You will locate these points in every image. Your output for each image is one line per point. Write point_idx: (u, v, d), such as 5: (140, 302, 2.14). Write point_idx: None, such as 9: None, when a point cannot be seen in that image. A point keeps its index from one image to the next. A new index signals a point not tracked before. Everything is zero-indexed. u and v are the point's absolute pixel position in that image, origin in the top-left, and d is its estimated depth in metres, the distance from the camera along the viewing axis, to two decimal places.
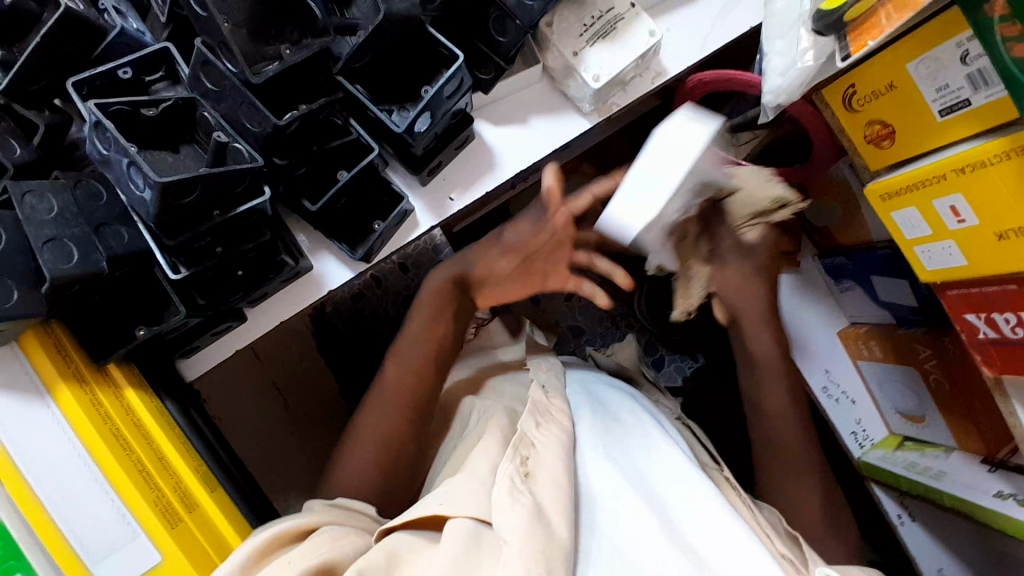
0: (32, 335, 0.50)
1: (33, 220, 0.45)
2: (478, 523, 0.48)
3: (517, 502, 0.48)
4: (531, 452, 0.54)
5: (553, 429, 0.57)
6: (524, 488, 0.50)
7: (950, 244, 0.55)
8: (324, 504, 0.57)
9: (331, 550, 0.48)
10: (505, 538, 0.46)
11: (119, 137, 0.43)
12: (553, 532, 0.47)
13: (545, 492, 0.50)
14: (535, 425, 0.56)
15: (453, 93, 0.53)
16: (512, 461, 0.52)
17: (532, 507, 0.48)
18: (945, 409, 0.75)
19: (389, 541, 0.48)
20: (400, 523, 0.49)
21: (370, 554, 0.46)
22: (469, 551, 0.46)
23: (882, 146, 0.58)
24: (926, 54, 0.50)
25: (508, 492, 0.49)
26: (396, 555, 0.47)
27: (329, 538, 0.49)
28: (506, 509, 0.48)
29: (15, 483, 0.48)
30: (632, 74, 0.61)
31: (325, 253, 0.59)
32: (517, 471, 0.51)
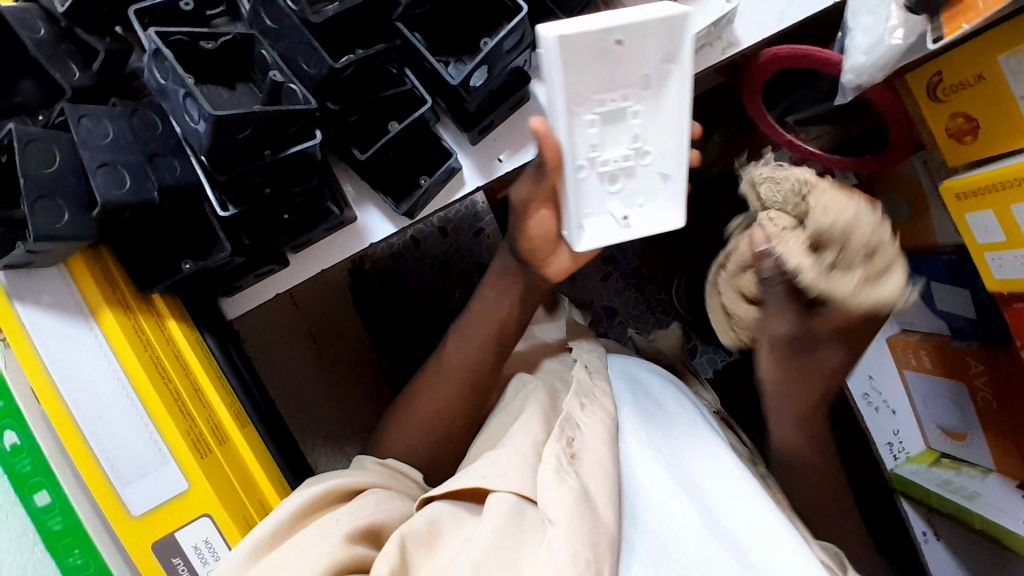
0: (80, 260, 0.51)
1: (89, 144, 0.46)
2: (522, 499, 0.48)
3: (565, 484, 0.48)
4: (577, 433, 0.54)
5: (598, 410, 0.57)
6: (571, 470, 0.50)
7: (1022, 253, 0.51)
8: (375, 464, 0.60)
9: (376, 512, 0.50)
10: (550, 518, 0.46)
11: (178, 68, 0.43)
12: (600, 518, 0.47)
13: (591, 474, 0.50)
14: (580, 407, 0.56)
15: (513, 48, 0.51)
16: (559, 440, 0.52)
17: (578, 489, 0.48)
18: (988, 431, 0.71)
19: (432, 509, 0.49)
20: (441, 493, 0.51)
21: (413, 520, 0.48)
22: (511, 525, 0.46)
23: (963, 142, 0.54)
24: (1021, 47, 0.46)
25: (555, 473, 0.49)
26: (439, 525, 0.48)
27: (374, 501, 0.51)
28: (554, 489, 0.48)
29: (54, 403, 0.50)
30: (702, 43, 0.58)
31: (370, 204, 0.59)
32: (563, 451, 0.51)
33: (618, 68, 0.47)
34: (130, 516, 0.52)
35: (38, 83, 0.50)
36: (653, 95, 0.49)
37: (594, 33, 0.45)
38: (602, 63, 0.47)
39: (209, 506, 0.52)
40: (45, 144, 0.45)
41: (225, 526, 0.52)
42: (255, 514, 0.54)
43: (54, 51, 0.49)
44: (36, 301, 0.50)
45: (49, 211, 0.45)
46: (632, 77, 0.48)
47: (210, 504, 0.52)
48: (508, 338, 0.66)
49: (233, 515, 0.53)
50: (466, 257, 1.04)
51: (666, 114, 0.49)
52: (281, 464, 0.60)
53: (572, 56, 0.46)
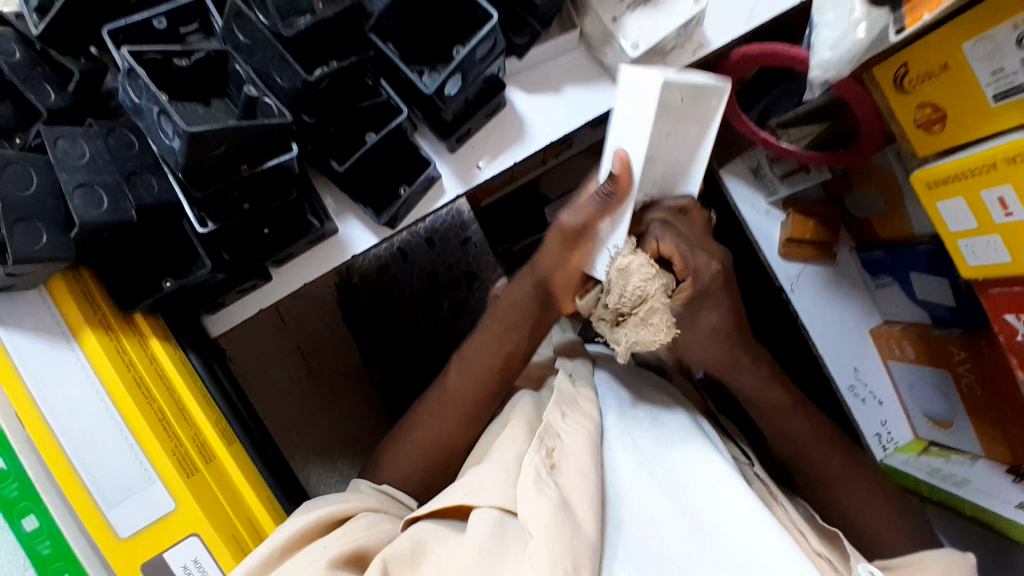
0: (60, 281, 0.51)
1: (65, 165, 0.46)
2: (504, 513, 0.49)
3: (543, 494, 0.48)
4: (558, 442, 0.54)
5: (580, 418, 0.57)
6: (550, 481, 0.50)
7: (995, 239, 0.52)
8: (370, 487, 0.60)
9: (367, 536, 0.50)
10: (531, 530, 0.46)
11: (150, 85, 0.43)
12: (581, 528, 0.47)
13: (571, 485, 0.50)
14: (560, 416, 0.57)
15: (485, 56, 0.52)
16: (538, 453, 0.52)
17: (558, 500, 0.48)
18: (974, 417, 0.72)
19: (417, 530, 0.50)
20: (427, 512, 0.51)
21: (396, 541, 0.48)
22: (492, 542, 0.46)
23: (932, 131, 0.54)
24: (981, 34, 0.47)
25: (534, 483, 0.49)
26: (424, 545, 0.48)
27: (364, 524, 0.51)
28: (532, 501, 0.48)
29: (38, 426, 0.50)
30: (673, 44, 0.58)
31: (351, 216, 0.59)
32: (543, 462, 0.51)
33: (675, 126, 0.52)
34: (117, 537, 0.51)
35: (14, 105, 0.50)
36: (683, 153, 0.55)
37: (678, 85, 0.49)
38: (670, 118, 0.51)
39: (197, 524, 0.51)
40: (21, 166, 0.45)
41: (213, 545, 0.52)
42: (244, 531, 0.54)
43: (30, 73, 0.49)
44: (18, 324, 0.50)
45: (28, 233, 0.44)
46: (673, 140, 0.54)
47: (198, 522, 0.51)
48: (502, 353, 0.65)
49: (222, 533, 0.52)
50: (455, 269, 1.01)
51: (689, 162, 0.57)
52: (270, 483, 0.60)
53: (669, 96, 0.49)
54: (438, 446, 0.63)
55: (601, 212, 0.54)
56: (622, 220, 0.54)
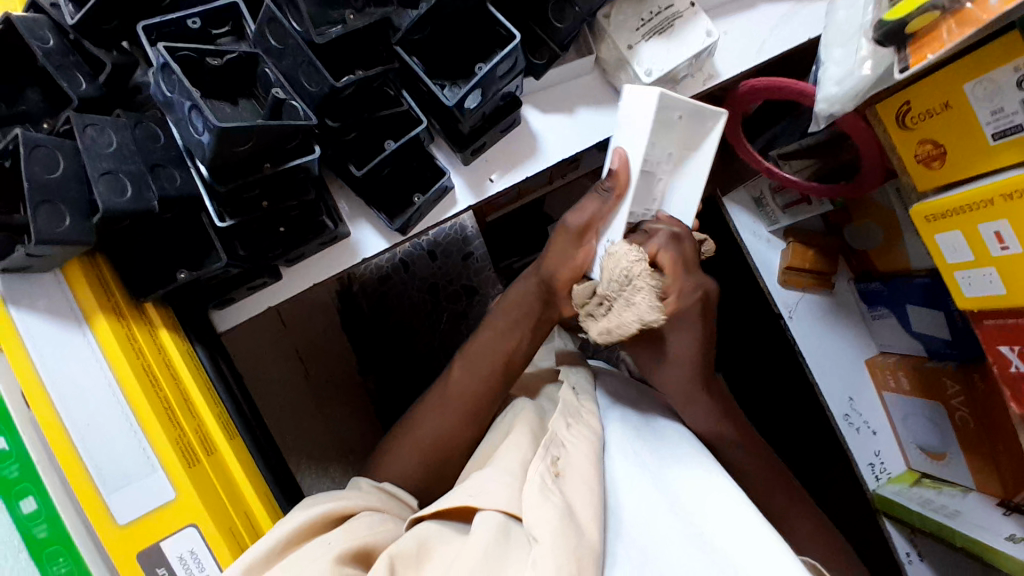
0: (76, 266, 0.51)
1: (92, 152, 0.47)
2: (508, 517, 0.49)
3: (548, 500, 0.49)
4: (562, 452, 0.54)
5: (583, 430, 0.58)
6: (555, 488, 0.50)
7: (991, 271, 0.53)
8: (371, 484, 0.60)
9: (372, 534, 0.50)
10: (535, 536, 0.46)
11: (184, 81, 0.44)
12: (585, 534, 0.48)
13: (575, 492, 0.51)
14: (564, 426, 0.58)
15: (505, 73, 0.54)
16: (544, 460, 0.52)
17: (563, 506, 0.49)
18: (968, 450, 0.74)
19: (420, 529, 0.50)
20: (431, 513, 0.51)
21: (401, 541, 0.48)
22: (497, 544, 0.47)
23: (931, 167, 0.56)
24: (981, 76, 0.49)
25: (540, 489, 0.50)
26: (428, 545, 0.48)
27: (367, 523, 0.51)
28: (538, 506, 0.48)
29: (43, 409, 0.50)
30: (684, 73, 0.61)
31: (364, 221, 0.61)
32: (548, 470, 0.52)
33: (667, 136, 0.56)
34: (115, 525, 0.51)
35: (43, 94, 0.52)
36: (677, 169, 0.60)
37: (675, 100, 0.53)
38: (664, 130, 0.55)
39: (196, 515, 0.52)
40: (49, 150, 0.46)
41: (210, 536, 0.52)
42: (240, 525, 0.54)
43: (63, 61, 0.50)
44: (31, 305, 0.50)
45: (51, 216, 0.45)
46: (667, 154, 0.58)
47: (197, 513, 0.52)
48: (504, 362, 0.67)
49: (219, 525, 0.52)
50: (455, 282, 1.03)
51: (682, 184, 0.60)
52: (266, 477, 0.60)
53: (665, 107, 0.53)
54: (436, 451, 0.64)
55: (600, 211, 0.58)
56: (619, 217, 0.58)
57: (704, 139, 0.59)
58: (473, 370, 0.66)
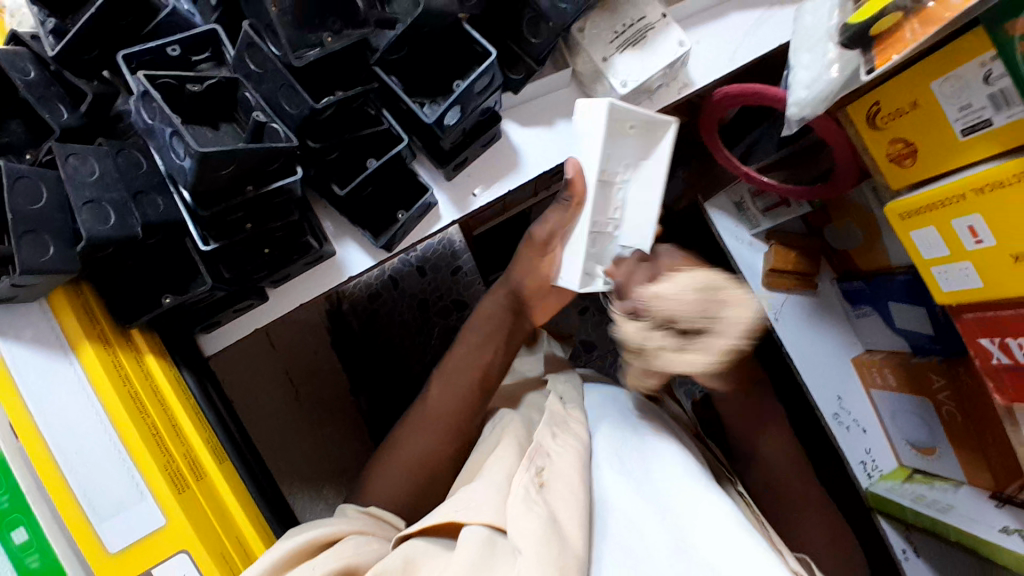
0: (61, 294, 0.51)
1: (75, 181, 0.47)
2: (493, 531, 0.49)
3: (532, 510, 0.49)
4: (548, 462, 0.55)
5: (570, 439, 0.58)
6: (539, 498, 0.51)
7: (967, 265, 0.54)
8: (357, 510, 0.60)
9: (354, 555, 0.50)
10: (519, 548, 0.47)
11: (165, 108, 0.45)
12: (569, 541, 0.48)
13: (561, 504, 0.51)
14: (551, 436, 0.58)
15: (483, 90, 0.55)
16: (528, 471, 0.53)
17: (547, 516, 0.49)
18: (957, 444, 0.74)
19: (407, 546, 0.50)
20: (418, 530, 0.51)
21: (388, 559, 0.48)
22: (482, 558, 0.47)
23: (904, 165, 0.58)
24: (949, 73, 0.51)
25: (524, 500, 0.50)
26: (414, 561, 0.48)
27: (353, 546, 0.51)
28: (522, 516, 0.48)
29: (32, 440, 0.50)
30: (659, 83, 0.62)
31: (349, 240, 0.61)
32: (532, 481, 0.52)
33: (619, 143, 0.59)
34: (107, 553, 0.51)
35: (25, 124, 0.52)
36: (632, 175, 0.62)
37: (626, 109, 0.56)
38: (616, 138, 0.58)
39: (187, 542, 0.51)
40: (32, 180, 0.46)
41: (203, 563, 0.51)
42: (232, 551, 0.54)
43: (45, 92, 0.50)
44: (18, 335, 0.50)
45: (35, 245, 0.45)
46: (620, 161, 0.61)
47: (188, 541, 0.51)
48: (494, 375, 0.67)
49: (211, 551, 0.52)
50: (445, 296, 1.06)
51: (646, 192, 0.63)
52: (258, 500, 0.60)
53: (617, 116, 0.56)
54: (430, 466, 0.64)
55: (561, 223, 0.61)
56: (580, 224, 0.59)
57: (657, 147, 0.62)
58: (464, 384, 0.66)
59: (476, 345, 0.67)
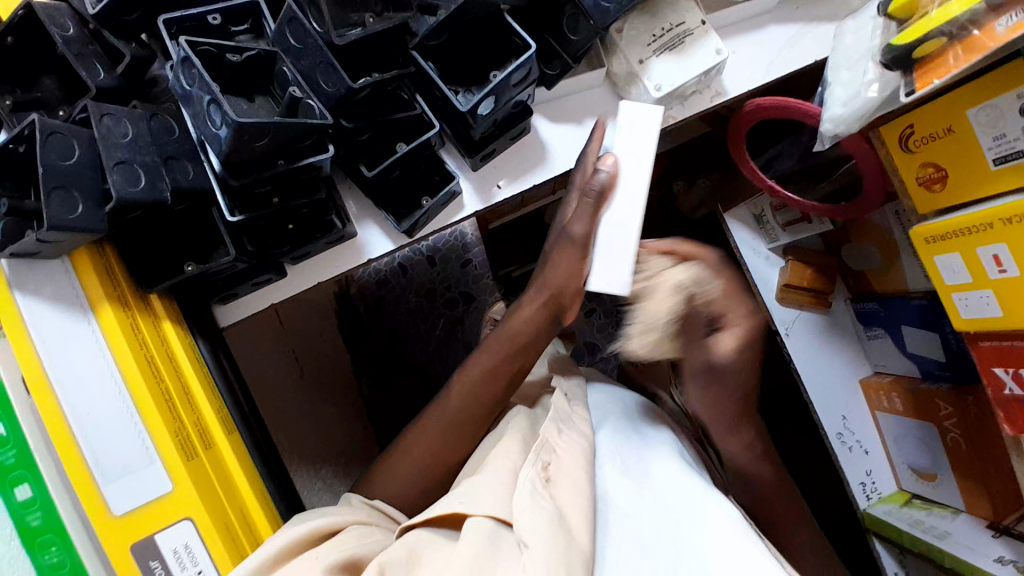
0: (84, 253, 0.51)
1: (108, 141, 0.47)
2: (499, 523, 0.49)
3: (539, 505, 0.50)
4: (553, 458, 0.55)
5: (575, 436, 0.59)
6: (544, 494, 0.51)
7: (988, 294, 0.54)
8: (362, 502, 0.60)
9: (358, 547, 0.50)
10: (526, 542, 0.47)
11: (204, 75, 0.45)
12: (574, 537, 0.49)
13: (565, 497, 0.52)
14: (556, 433, 0.58)
15: (519, 82, 0.55)
16: (534, 466, 0.53)
17: (553, 512, 0.50)
18: (958, 472, 0.74)
19: (412, 537, 0.50)
20: (421, 520, 0.51)
21: (393, 549, 0.48)
22: (487, 547, 0.47)
23: (933, 189, 0.57)
24: (986, 102, 0.50)
25: (530, 495, 0.51)
26: (417, 553, 0.48)
27: (356, 537, 0.51)
28: (529, 511, 0.49)
29: (43, 395, 0.50)
30: (693, 90, 0.62)
31: (371, 221, 0.61)
32: (538, 476, 0.53)
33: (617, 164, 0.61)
34: (112, 515, 0.51)
35: (60, 82, 0.53)
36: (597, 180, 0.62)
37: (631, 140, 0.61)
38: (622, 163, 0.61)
39: (192, 508, 0.51)
40: (65, 138, 0.46)
41: (206, 532, 0.51)
42: (236, 522, 0.54)
43: (82, 50, 0.50)
44: (37, 292, 0.50)
45: (64, 202, 0.45)
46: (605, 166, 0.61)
47: (195, 508, 0.51)
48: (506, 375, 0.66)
49: (216, 521, 0.52)
50: (453, 287, 1.08)
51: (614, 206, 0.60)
52: (263, 475, 0.60)
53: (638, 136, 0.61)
54: (431, 453, 0.63)
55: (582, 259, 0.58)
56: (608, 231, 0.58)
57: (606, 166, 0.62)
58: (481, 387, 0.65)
59: (499, 353, 0.64)
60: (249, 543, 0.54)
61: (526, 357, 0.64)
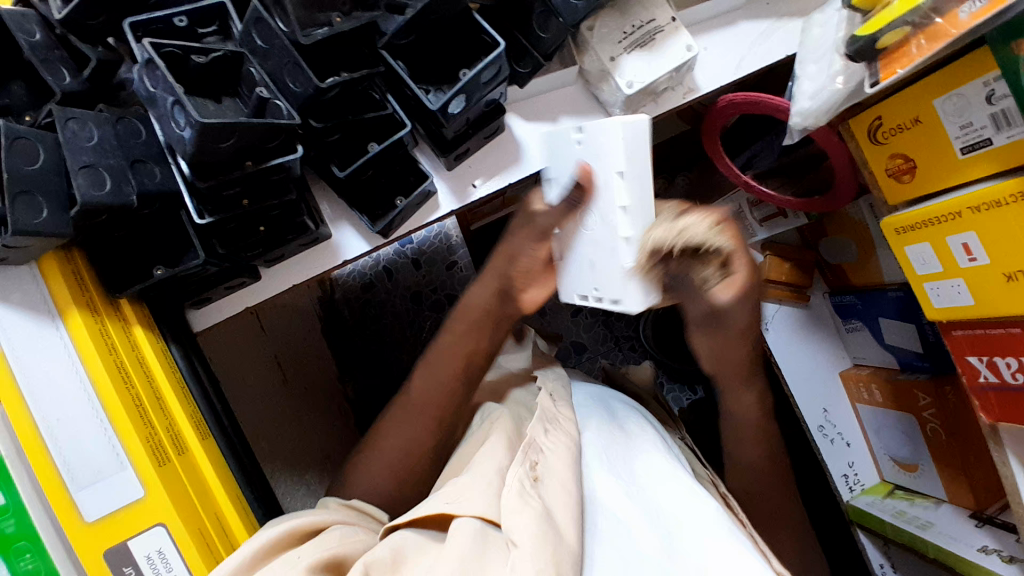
0: (51, 258, 0.51)
1: (73, 145, 0.46)
2: (486, 523, 0.49)
3: (528, 505, 0.50)
4: (542, 457, 0.55)
5: (562, 435, 0.59)
6: (534, 493, 0.51)
7: (959, 282, 0.55)
8: (339, 504, 0.59)
9: (341, 545, 0.49)
10: (515, 541, 0.47)
11: (169, 76, 0.44)
12: (563, 536, 0.48)
13: (554, 497, 0.51)
14: (544, 432, 0.58)
15: (490, 80, 0.55)
16: (523, 465, 0.53)
17: (541, 511, 0.49)
18: (938, 461, 0.74)
19: (397, 538, 0.49)
20: (407, 520, 0.51)
21: (377, 549, 0.47)
22: (475, 547, 0.47)
23: (902, 180, 0.58)
24: (951, 92, 0.51)
25: (519, 494, 0.50)
26: (402, 554, 0.48)
27: (338, 536, 0.51)
28: (517, 512, 0.49)
29: (12, 400, 0.49)
30: (665, 86, 0.62)
31: (346, 223, 0.61)
32: (527, 474, 0.53)
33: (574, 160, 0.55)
34: (83, 521, 0.50)
35: (27, 87, 0.52)
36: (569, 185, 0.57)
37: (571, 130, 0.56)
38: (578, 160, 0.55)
39: (166, 516, 0.51)
40: (30, 142, 0.46)
41: (180, 538, 0.51)
42: (211, 527, 0.54)
43: (48, 55, 0.50)
44: (6, 298, 0.50)
45: (29, 207, 0.45)
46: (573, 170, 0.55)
47: (167, 513, 0.51)
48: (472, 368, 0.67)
49: (189, 528, 0.52)
50: (439, 290, 1.07)
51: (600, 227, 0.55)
52: (240, 480, 0.60)
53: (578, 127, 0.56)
54: (408, 454, 0.63)
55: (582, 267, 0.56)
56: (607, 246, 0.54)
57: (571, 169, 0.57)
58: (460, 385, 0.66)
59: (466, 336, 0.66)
60: (224, 547, 0.54)
61: (477, 337, 0.66)
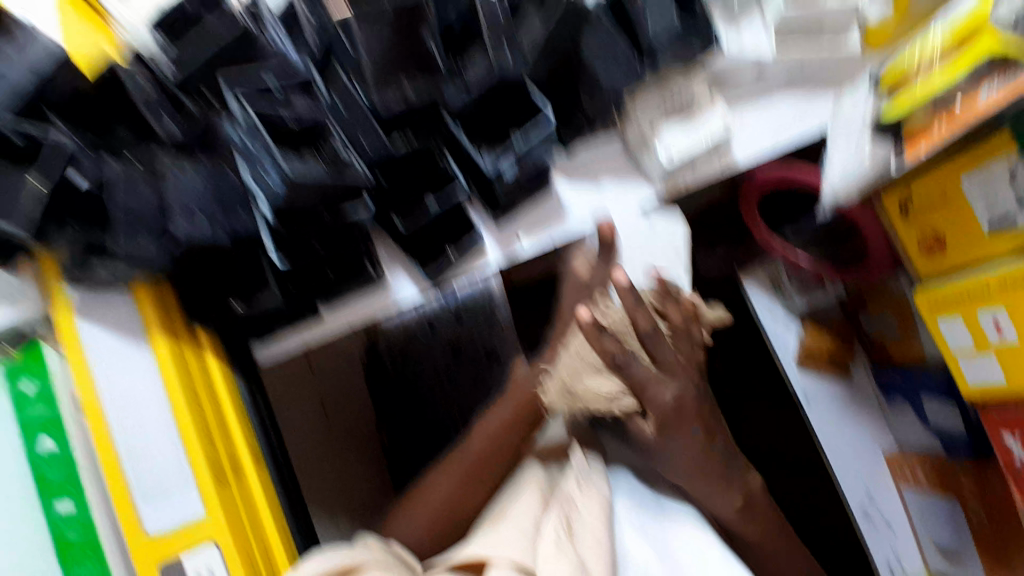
0: (146, 289, 0.57)
1: (177, 189, 0.52)
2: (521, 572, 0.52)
3: (564, 555, 0.52)
4: (574, 510, 0.57)
5: (595, 491, 0.59)
6: (569, 544, 0.53)
7: (991, 358, 0.55)
8: (379, 543, 0.62)
9: None
10: None
11: (267, 141, 0.54)
12: None
13: (589, 549, 0.53)
14: (578, 488, 0.59)
15: (539, 147, 0.62)
16: (558, 518, 0.56)
17: (576, 563, 0.51)
18: (984, 552, 0.72)
19: None
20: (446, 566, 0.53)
21: None
22: None
23: (934, 254, 0.60)
24: (975, 168, 0.53)
25: (555, 543, 0.53)
26: None
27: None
28: (553, 560, 0.51)
29: (96, 412, 0.55)
30: (703, 158, 0.66)
31: (401, 270, 0.66)
32: (562, 527, 0.55)
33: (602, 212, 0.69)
34: (145, 531, 0.55)
35: (131, 129, 0.56)
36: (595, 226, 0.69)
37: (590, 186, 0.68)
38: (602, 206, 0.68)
39: (220, 535, 0.56)
40: (135, 181, 0.52)
41: (229, 556, 0.56)
42: (256, 547, 0.59)
43: (153, 103, 0.55)
44: (101, 318, 0.56)
45: (130, 236, 0.53)
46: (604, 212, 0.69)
47: (221, 531, 0.56)
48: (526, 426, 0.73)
49: (239, 546, 0.57)
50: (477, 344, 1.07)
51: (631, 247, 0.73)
52: (284, 506, 0.65)
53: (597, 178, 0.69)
54: (448, 499, 0.71)
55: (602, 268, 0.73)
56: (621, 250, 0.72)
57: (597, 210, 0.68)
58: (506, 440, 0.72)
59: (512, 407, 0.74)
60: (265, 566, 0.59)
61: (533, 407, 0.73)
